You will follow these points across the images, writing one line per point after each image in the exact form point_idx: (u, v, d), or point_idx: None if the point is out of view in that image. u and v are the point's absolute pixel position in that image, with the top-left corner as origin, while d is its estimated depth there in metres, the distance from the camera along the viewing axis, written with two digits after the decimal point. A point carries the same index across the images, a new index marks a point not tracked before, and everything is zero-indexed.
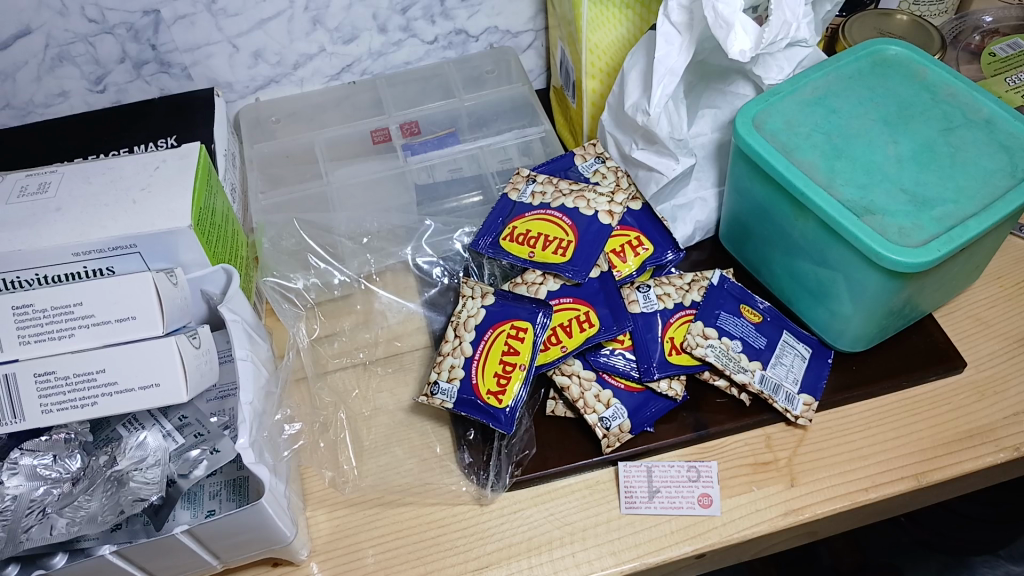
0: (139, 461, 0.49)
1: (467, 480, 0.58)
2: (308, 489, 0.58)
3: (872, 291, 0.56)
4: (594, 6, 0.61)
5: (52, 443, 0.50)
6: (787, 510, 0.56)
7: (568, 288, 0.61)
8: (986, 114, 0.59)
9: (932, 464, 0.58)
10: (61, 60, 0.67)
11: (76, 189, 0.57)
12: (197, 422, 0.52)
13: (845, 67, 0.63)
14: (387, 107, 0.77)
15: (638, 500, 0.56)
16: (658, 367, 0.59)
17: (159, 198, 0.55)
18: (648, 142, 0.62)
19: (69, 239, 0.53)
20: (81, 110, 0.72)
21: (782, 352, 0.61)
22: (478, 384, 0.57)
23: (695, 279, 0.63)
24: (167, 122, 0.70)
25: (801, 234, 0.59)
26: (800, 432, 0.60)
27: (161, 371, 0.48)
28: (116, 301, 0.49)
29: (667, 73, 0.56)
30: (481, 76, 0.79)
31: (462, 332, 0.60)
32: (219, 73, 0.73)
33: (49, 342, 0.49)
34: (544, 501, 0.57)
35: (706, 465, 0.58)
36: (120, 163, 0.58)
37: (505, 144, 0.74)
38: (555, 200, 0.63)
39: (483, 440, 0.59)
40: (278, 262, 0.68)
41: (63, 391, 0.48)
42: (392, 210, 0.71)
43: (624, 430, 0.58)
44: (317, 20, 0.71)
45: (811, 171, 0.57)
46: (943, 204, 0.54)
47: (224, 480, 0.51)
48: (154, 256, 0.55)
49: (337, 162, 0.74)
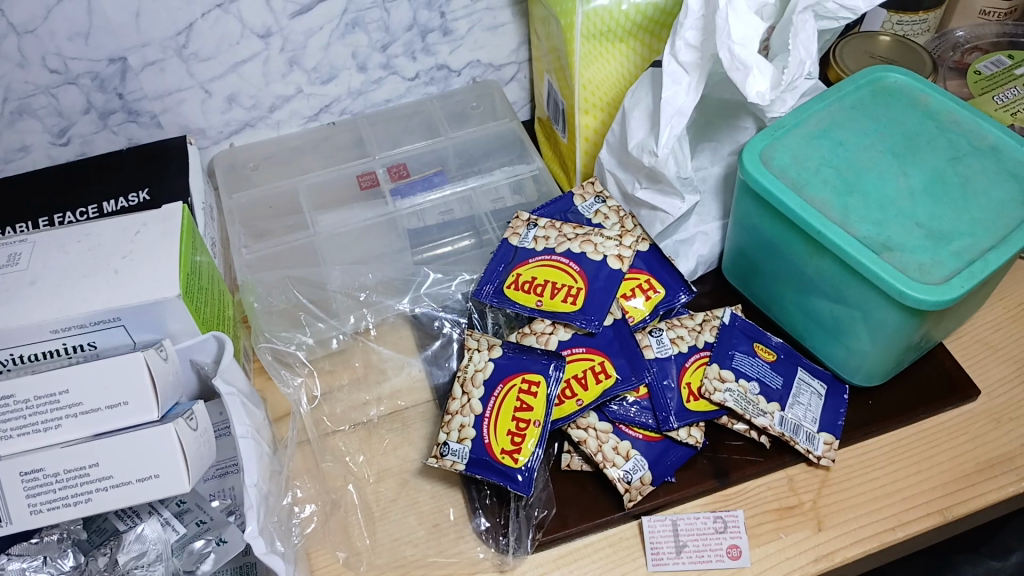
0: (138, 556, 0.45)
1: (485, 546, 0.55)
2: (316, 567, 0.54)
3: (892, 327, 0.55)
4: (586, 42, 0.60)
5: (43, 545, 0.45)
6: (818, 556, 0.55)
7: (580, 337, 0.58)
8: (992, 141, 0.58)
9: (956, 498, 0.57)
10: (22, 114, 0.63)
11: (50, 259, 0.52)
12: (197, 507, 0.48)
13: (846, 97, 0.62)
14: (370, 148, 0.74)
15: (666, 556, 0.54)
16: (677, 416, 0.57)
17: (144, 266, 0.52)
18: (652, 181, 0.60)
19: (48, 317, 0.49)
20: (44, 164, 0.67)
21: (799, 391, 0.59)
22: (492, 444, 0.55)
23: (706, 319, 0.61)
24: (139, 174, 0.65)
25: (815, 272, 0.57)
26: (822, 472, 0.59)
27: (161, 461, 0.45)
28: (106, 386, 0.46)
29: (675, 114, 0.54)
30: (465, 112, 0.76)
31: (470, 388, 0.57)
32: (192, 119, 0.69)
33: (33, 435, 0.45)
34: (567, 563, 0.54)
35: (732, 514, 0.56)
36: (96, 227, 0.54)
37: (497, 184, 0.71)
38: (560, 244, 0.60)
39: (499, 502, 0.56)
40: (270, 322, 0.63)
41: (54, 489, 0.44)
42: (383, 259, 0.67)
43: (645, 482, 0.56)
44: (294, 61, 0.68)
45: (825, 209, 0.55)
46: (960, 238, 0.53)
47: (231, 568, 0.48)
48: (140, 328, 0.51)
49: (322, 210, 0.70)
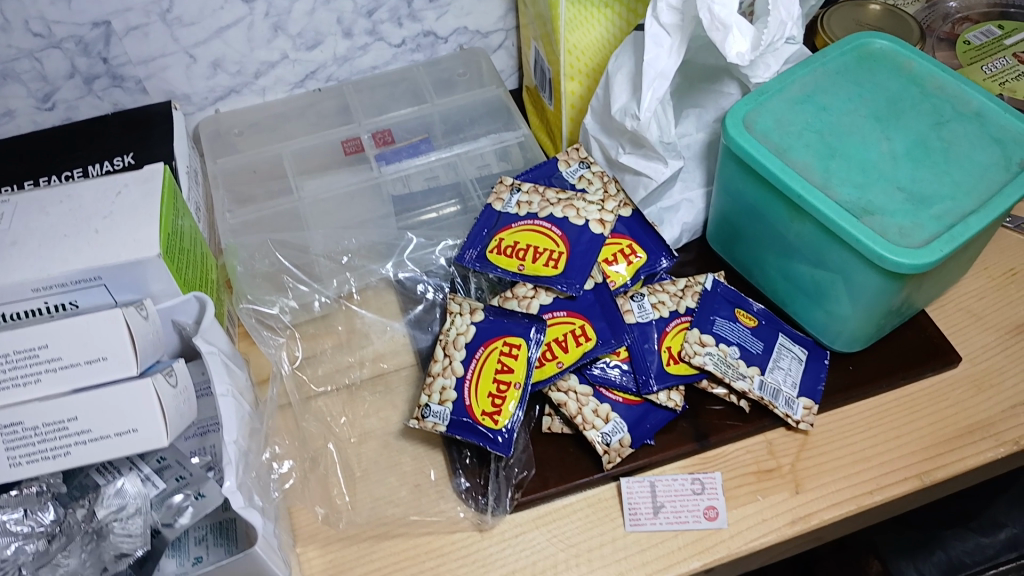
0: (117, 510, 0.46)
1: (465, 506, 0.55)
2: (297, 525, 0.55)
3: (872, 291, 0.55)
4: (572, 7, 0.59)
5: (23, 498, 0.46)
6: (795, 519, 0.55)
7: (561, 301, 0.58)
8: (976, 106, 0.58)
9: (934, 462, 0.58)
10: (5, 78, 0.63)
11: (31, 219, 0.53)
12: (177, 464, 0.48)
13: (831, 62, 0.61)
14: (356, 115, 0.74)
15: (644, 516, 0.55)
16: (657, 379, 0.57)
17: (124, 227, 0.52)
18: (635, 146, 0.60)
19: (28, 275, 0.49)
20: (29, 129, 0.67)
21: (779, 355, 0.60)
22: (473, 406, 0.55)
23: (688, 285, 0.62)
24: (124, 139, 0.65)
25: (797, 236, 0.57)
26: (801, 436, 0.59)
27: (139, 416, 0.45)
28: (85, 342, 0.46)
29: (657, 77, 0.54)
30: (451, 79, 0.76)
31: (452, 350, 0.58)
32: (176, 85, 0.69)
33: (12, 390, 0.45)
34: (546, 523, 0.55)
35: (710, 476, 0.57)
36: (77, 189, 0.54)
37: (482, 150, 0.71)
38: (543, 209, 0.60)
39: (479, 463, 0.57)
40: (253, 286, 0.63)
41: (33, 442, 0.44)
42: (367, 224, 0.67)
43: (625, 444, 0.56)
44: (279, 27, 0.67)
45: (807, 172, 0.55)
46: (941, 202, 0.53)
47: (210, 524, 0.49)
48: (121, 288, 0.52)
49: (307, 175, 0.70)
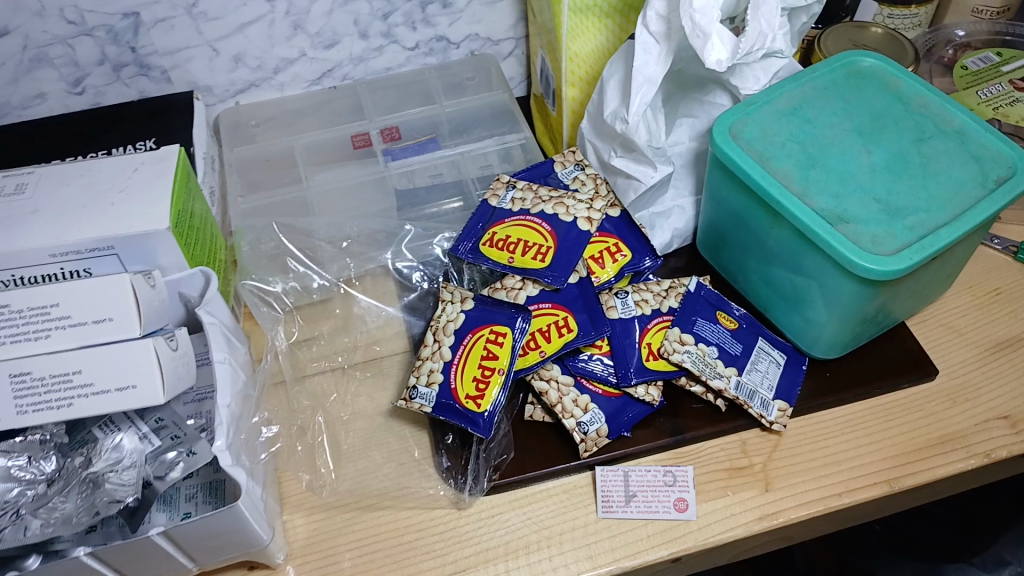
0: (114, 462, 0.49)
1: (445, 485, 0.58)
2: (285, 493, 0.57)
3: (846, 297, 0.57)
4: (574, 16, 0.62)
5: (27, 444, 0.50)
6: (763, 515, 0.57)
7: (547, 294, 0.61)
8: (958, 125, 0.60)
9: (903, 470, 0.59)
10: (39, 62, 0.67)
11: (53, 190, 0.56)
12: (173, 424, 0.52)
13: (820, 78, 0.64)
14: (368, 112, 0.77)
15: (616, 504, 0.57)
16: (636, 372, 0.59)
17: (137, 201, 0.55)
18: (626, 150, 0.63)
19: (46, 241, 0.53)
20: (58, 112, 0.72)
21: (757, 358, 0.62)
22: (457, 389, 0.58)
23: (672, 286, 0.64)
24: (147, 124, 0.69)
25: (776, 242, 0.59)
26: (775, 437, 0.61)
27: (139, 373, 0.48)
28: (93, 303, 0.49)
29: (645, 82, 0.56)
30: (461, 83, 0.79)
31: (441, 336, 0.60)
32: (199, 77, 0.73)
33: (24, 343, 0.49)
34: (522, 505, 0.57)
35: (682, 470, 0.59)
36: (97, 165, 0.58)
37: (485, 150, 0.74)
38: (535, 206, 0.63)
39: (461, 445, 0.59)
40: (257, 266, 0.67)
41: (39, 392, 0.48)
42: (371, 215, 0.70)
43: (601, 435, 0.58)
44: (298, 25, 0.71)
45: (786, 180, 0.57)
46: (915, 214, 0.55)
47: (201, 483, 0.51)
48: (132, 259, 0.55)
49: (317, 167, 0.74)
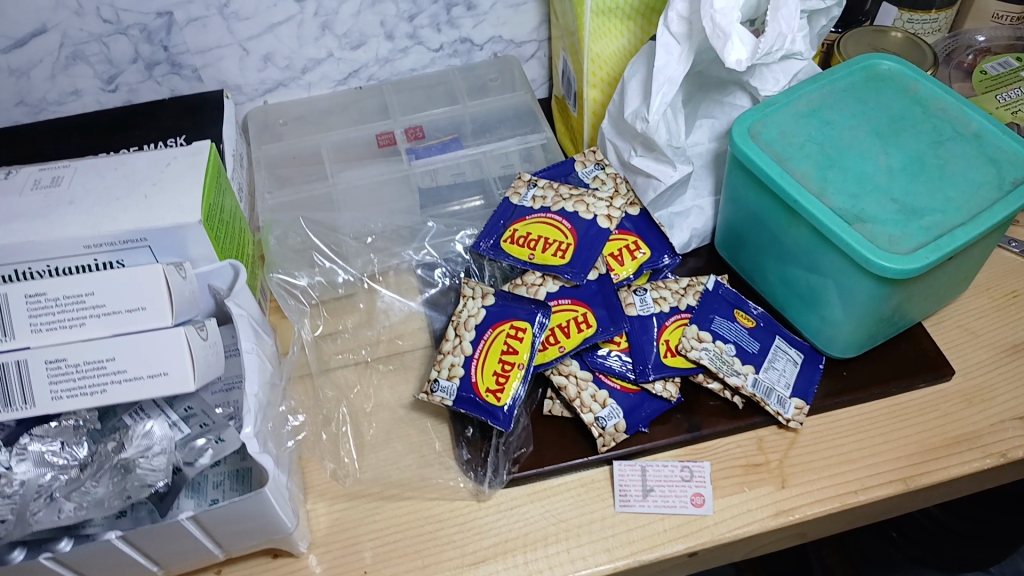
0: (145, 449, 0.50)
1: (465, 477, 0.59)
2: (309, 482, 0.59)
3: (862, 296, 0.57)
4: (596, 18, 0.63)
5: (61, 430, 0.51)
6: (778, 511, 0.58)
7: (567, 289, 0.62)
8: (976, 128, 0.61)
9: (918, 469, 0.60)
10: (75, 59, 0.69)
11: (88, 183, 0.58)
12: (202, 412, 0.53)
13: (839, 81, 0.64)
14: (393, 112, 0.79)
15: (633, 498, 0.58)
16: (654, 369, 0.60)
17: (170, 193, 0.57)
18: (647, 149, 0.64)
19: (82, 232, 0.54)
20: (92, 108, 0.74)
21: (775, 357, 0.62)
22: (477, 382, 0.59)
23: (691, 284, 0.65)
24: (178, 121, 0.71)
25: (794, 241, 0.60)
26: (791, 435, 0.62)
27: (170, 361, 0.50)
28: (126, 292, 0.51)
29: (666, 82, 0.57)
30: (485, 84, 0.80)
31: (462, 331, 0.62)
32: (229, 75, 0.75)
33: (60, 330, 0.50)
34: (540, 498, 0.58)
35: (699, 465, 0.59)
36: (132, 159, 0.60)
37: (508, 150, 0.75)
38: (556, 204, 0.64)
39: (481, 437, 0.60)
40: (284, 259, 0.68)
41: (73, 378, 0.49)
42: (395, 212, 0.72)
43: (619, 429, 0.59)
44: (326, 26, 0.73)
45: (804, 180, 0.58)
46: (932, 214, 0.56)
47: (228, 470, 0.53)
48: (163, 250, 0.57)
49: (343, 165, 0.75)
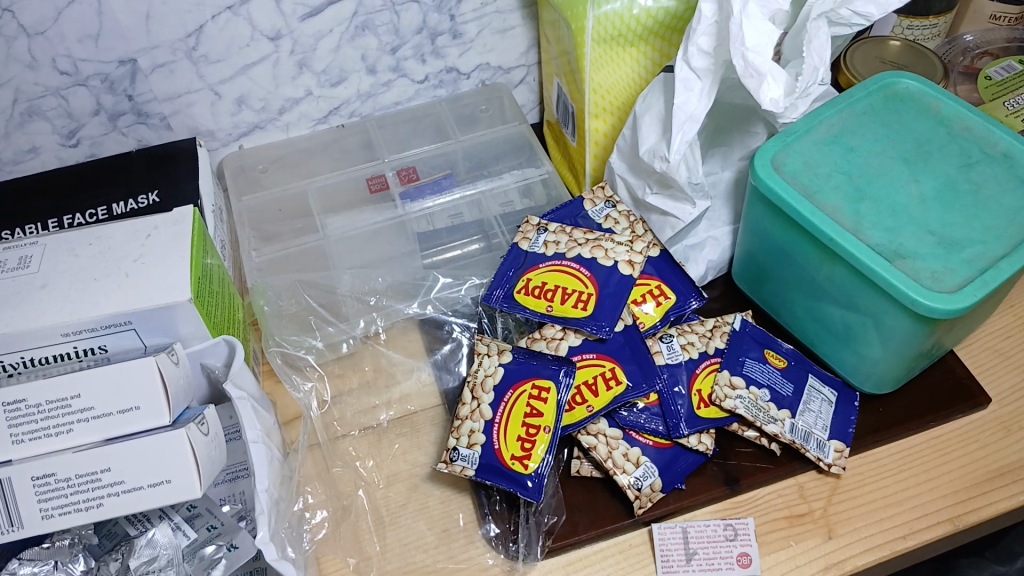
0: (149, 561, 0.45)
1: (495, 552, 0.55)
2: (326, 572, 0.54)
3: (904, 334, 0.54)
4: (597, 46, 0.59)
5: (54, 550, 0.45)
6: (828, 565, 0.55)
7: (591, 343, 0.58)
8: (1004, 148, 0.58)
9: (966, 506, 0.57)
10: (31, 115, 0.63)
11: (60, 262, 0.52)
12: (208, 512, 0.48)
13: (857, 103, 0.61)
14: (379, 151, 0.74)
15: (676, 563, 0.54)
16: (687, 423, 0.57)
17: (154, 270, 0.51)
18: (662, 186, 0.60)
19: (58, 320, 0.49)
20: (53, 166, 0.67)
21: (809, 398, 0.59)
22: (502, 450, 0.55)
23: (717, 325, 0.61)
24: (149, 176, 0.65)
25: (827, 278, 0.57)
26: (833, 480, 0.59)
27: (173, 466, 0.44)
28: (117, 390, 0.45)
29: (687, 120, 0.53)
30: (475, 115, 0.76)
31: (480, 393, 0.57)
32: (201, 121, 0.69)
33: (45, 439, 0.45)
34: (577, 569, 0.54)
35: (742, 521, 0.56)
36: (107, 231, 0.54)
37: (506, 188, 0.71)
38: (570, 249, 0.60)
39: (509, 508, 0.56)
40: (281, 328, 0.63)
41: (66, 494, 0.44)
42: (392, 262, 0.67)
43: (656, 489, 0.56)
44: (304, 64, 0.68)
45: (837, 215, 0.55)
46: (972, 245, 0.53)
47: (242, 572, 0.48)
48: (150, 331, 0.51)
49: (332, 213, 0.70)
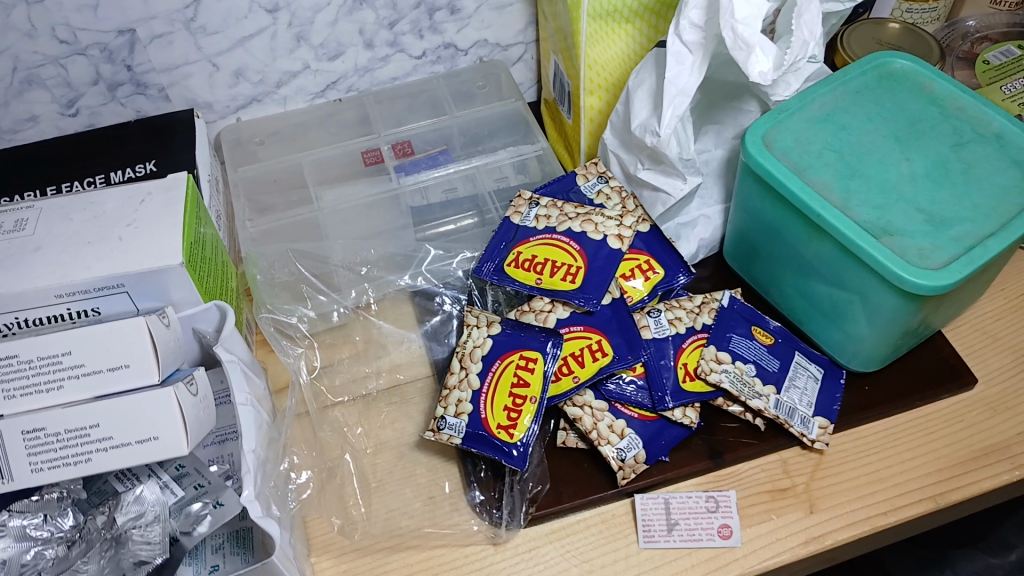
0: (136, 517, 0.46)
1: (479, 519, 0.56)
2: (312, 535, 0.55)
3: (890, 312, 0.55)
4: (593, 22, 0.60)
5: (43, 503, 0.46)
6: (809, 538, 0.55)
7: (578, 316, 0.58)
8: (996, 128, 0.58)
9: (949, 484, 0.58)
10: (30, 84, 0.64)
11: (54, 226, 0.53)
12: (196, 471, 0.49)
13: (851, 82, 0.61)
14: (375, 125, 0.74)
15: (657, 533, 0.55)
16: (673, 396, 0.57)
17: (147, 234, 0.52)
18: (654, 162, 0.60)
19: (52, 282, 0.50)
20: (51, 135, 0.68)
21: (795, 374, 0.60)
22: (488, 419, 0.56)
23: (705, 301, 0.62)
24: (146, 146, 0.66)
25: (815, 255, 0.57)
26: (816, 456, 0.59)
27: (160, 424, 0.45)
28: (107, 349, 0.46)
29: (678, 94, 0.54)
30: (471, 91, 0.76)
31: (468, 363, 0.58)
32: (198, 93, 0.70)
33: (35, 395, 0.45)
34: (560, 538, 0.55)
35: (724, 494, 0.57)
36: (101, 196, 0.55)
37: (501, 163, 0.71)
38: (561, 223, 0.60)
39: (494, 476, 0.57)
40: (273, 296, 0.64)
41: (55, 448, 0.45)
42: (385, 234, 0.68)
43: (639, 461, 0.56)
44: (301, 37, 0.68)
45: (826, 192, 0.55)
46: (960, 224, 0.53)
47: (228, 532, 0.49)
48: (143, 296, 0.52)
49: (326, 185, 0.71)
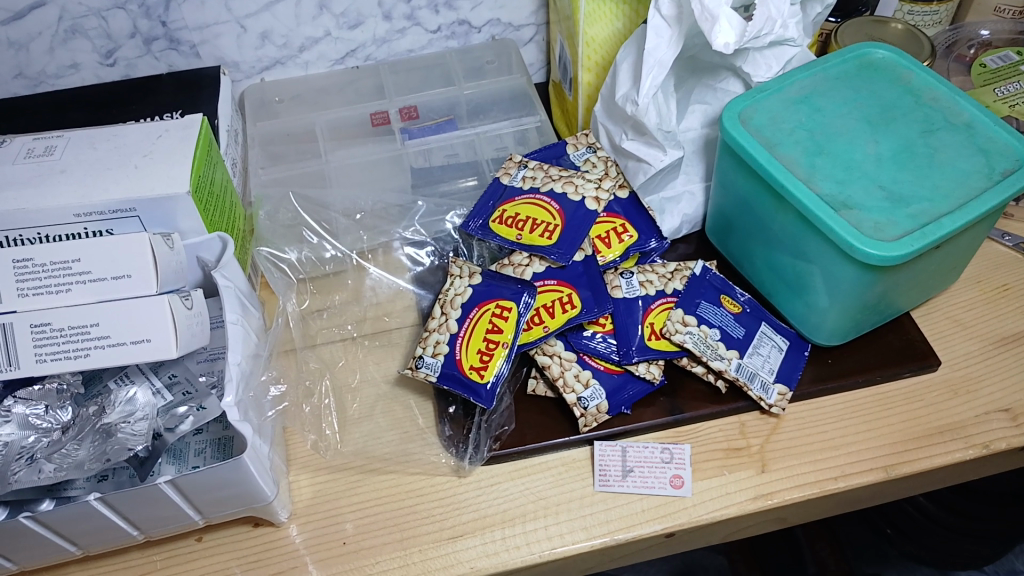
0: (127, 414, 0.51)
1: (447, 453, 0.59)
2: (293, 453, 0.60)
3: (847, 284, 0.57)
4: (591, 0, 0.63)
5: (45, 393, 0.52)
6: (757, 495, 0.57)
7: (553, 271, 0.63)
8: (967, 118, 0.60)
9: (901, 457, 0.59)
10: (74, 33, 0.69)
11: (81, 153, 0.59)
12: (186, 381, 0.54)
13: (831, 69, 0.65)
14: (389, 93, 0.79)
15: (613, 478, 0.58)
16: (638, 350, 0.60)
17: (161, 164, 0.57)
18: (637, 133, 0.64)
19: (71, 202, 0.55)
20: (91, 82, 0.74)
21: (759, 342, 0.62)
22: (462, 359, 0.59)
23: (678, 269, 0.65)
24: (175, 97, 0.71)
25: (781, 227, 0.60)
26: (774, 421, 0.61)
27: (154, 328, 0.50)
28: (112, 259, 0.51)
29: (655, 65, 0.58)
30: (482, 67, 0.81)
31: (448, 309, 0.62)
32: (227, 53, 0.75)
33: (46, 295, 0.51)
34: (521, 476, 0.58)
35: (680, 448, 0.59)
36: (124, 130, 0.60)
37: (501, 132, 0.76)
38: (544, 184, 0.65)
39: (464, 415, 0.61)
40: (274, 235, 0.69)
41: (58, 342, 0.50)
42: (387, 190, 0.73)
43: (601, 411, 0.59)
44: (324, 5, 0.73)
45: (792, 166, 0.58)
46: (918, 202, 0.56)
47: (210, 438, 0.53)
48: (153, 221, 0.57)
49: (337, 143, 0.76)
